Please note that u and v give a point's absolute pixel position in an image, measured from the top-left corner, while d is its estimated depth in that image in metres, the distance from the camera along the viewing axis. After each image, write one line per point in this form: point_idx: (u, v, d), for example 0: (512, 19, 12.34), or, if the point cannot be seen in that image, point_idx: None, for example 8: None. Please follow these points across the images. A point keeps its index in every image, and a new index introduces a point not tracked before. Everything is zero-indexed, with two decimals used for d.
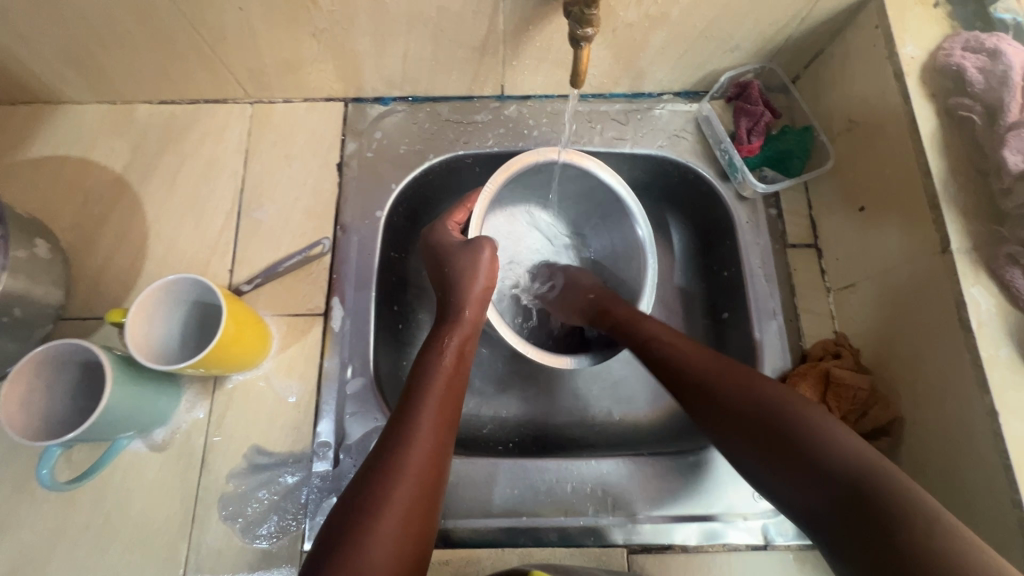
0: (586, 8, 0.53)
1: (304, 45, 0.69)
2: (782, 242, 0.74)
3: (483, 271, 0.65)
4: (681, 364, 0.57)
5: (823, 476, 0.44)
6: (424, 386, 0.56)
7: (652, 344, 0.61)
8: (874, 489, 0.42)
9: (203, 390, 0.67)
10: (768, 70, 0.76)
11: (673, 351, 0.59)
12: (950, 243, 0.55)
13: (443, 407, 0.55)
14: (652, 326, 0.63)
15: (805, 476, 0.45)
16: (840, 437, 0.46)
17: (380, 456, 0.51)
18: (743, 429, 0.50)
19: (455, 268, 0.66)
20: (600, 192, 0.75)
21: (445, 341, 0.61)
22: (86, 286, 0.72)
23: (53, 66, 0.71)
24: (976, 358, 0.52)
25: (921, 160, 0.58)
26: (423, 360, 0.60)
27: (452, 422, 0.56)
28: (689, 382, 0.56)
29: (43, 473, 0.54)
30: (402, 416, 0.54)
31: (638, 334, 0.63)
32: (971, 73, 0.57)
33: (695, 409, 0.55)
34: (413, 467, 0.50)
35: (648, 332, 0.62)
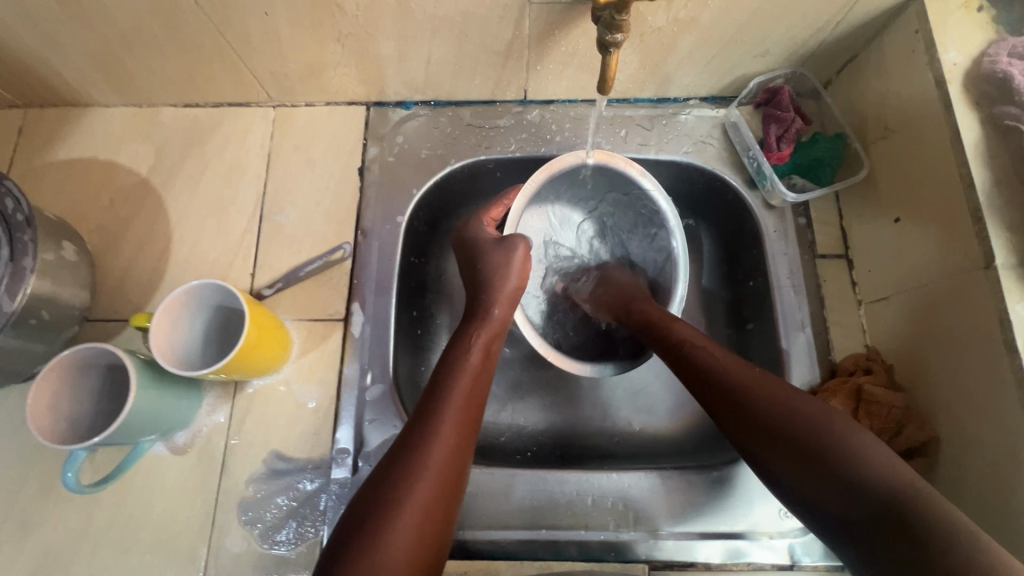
0: (616, 13, 0.52)
1: (328, 49, 0.69)
2: (812, 252, 0.72)
3: (515, 268, 0.66)
4: (710, 370, 0.56)
5: (856, 495, 0.44)
6: (448, 383, 0.56)
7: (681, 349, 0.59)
8: (913, 510, 0.41)
9: (224, 394, 0.68)
10: (799, 75, 0.74)
11: (704, 356, 0.57)
12: (994, 258, 0.52)
13: (467, 403, 0.55)
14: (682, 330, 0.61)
15: (836, 492, 0.45)
16: (876, 453, 0.45)
17: (400, 450, 0.50)
18: (773, 440, 0.50)
19: (486, 264, 0.66)
20: (636, 195, 0.73)
21: (472, 336, 0.60)
22: (110, 288, 0.72)
23: (82, 70, 0.71)
24: (1021, 379, 0.50)
25: (963, 171, 0.56)
26: (448, 354, 0.59)
27: (475, 419, 0.55)
28: (719, 390, 0.54)
29: (68, 477, 0.55)
30: (425, 412, 0.53)
31: (669, 338, 0.61)
32: (1019, 81, 0.55)
33: (721, 417, 0.54)
34: (435, 461, 0.50)
35: (679, 336, 0.60)
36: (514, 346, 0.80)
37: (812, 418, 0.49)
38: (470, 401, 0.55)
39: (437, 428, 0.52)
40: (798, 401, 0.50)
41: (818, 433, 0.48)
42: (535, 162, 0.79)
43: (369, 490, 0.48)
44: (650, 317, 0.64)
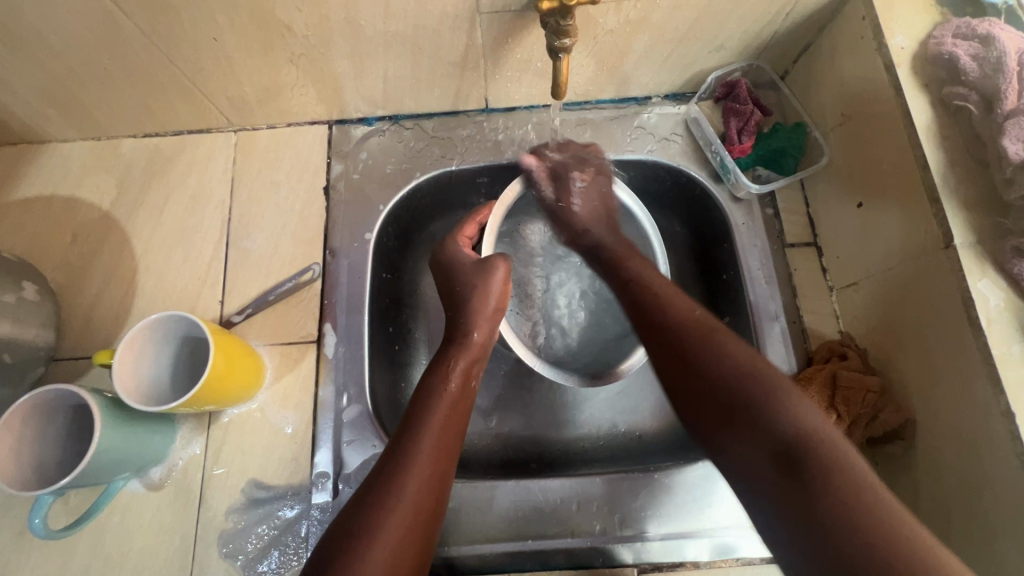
0: (563, 19, 0.53)
1: (283, 71, 0.69)
2: (781, 242, 0.72)
3: (494, 291, 0.64)
4: (650, 301, 0.55)
5: (766, 429, 0.43)
6: (426, 410, 0.55)
7: (630, 286, 0.58)
8: (815, 455, 0.40)
9: (199, 425, 0.66)
10: (756, 68, 0.74)
11: (649, 292, 0.56)
12: (953, 238, 0.53)
13: (444, 431, 0.54)
14: (637, 267, 0.59)
15: (745, 430, 0.44)
16: (798, 404, 0.43)
17: (379, 478, 0.50)
18: (689, 376, 0.49)
19: (466, 288, 0.65)
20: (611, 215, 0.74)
21: (451, 362, 0.60)
22: (76, 325, 0.71)
23: (34, 106, 0.71)
24: (988, 357, 0.50)
25: (918, 153, 0.56)
26: (427, 380, 0.58)
27: (456, 443, 0.55)
28: (653, 327, 0.53)
29: (35, 522, 0.54)
30: (402, 441, 0.53)
31: (623, 273, 0.59)
32: (964, 60, 0.55)
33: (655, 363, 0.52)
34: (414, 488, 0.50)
35: (632, 273, 0.59)
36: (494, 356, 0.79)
37: (745, 373, 0.46)
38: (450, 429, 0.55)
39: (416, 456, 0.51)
40: (738, 350, 0.48)
41: (756, 387, 0.45)
42: (503, 169, 0.78)
43: (350, 519, 0.48)
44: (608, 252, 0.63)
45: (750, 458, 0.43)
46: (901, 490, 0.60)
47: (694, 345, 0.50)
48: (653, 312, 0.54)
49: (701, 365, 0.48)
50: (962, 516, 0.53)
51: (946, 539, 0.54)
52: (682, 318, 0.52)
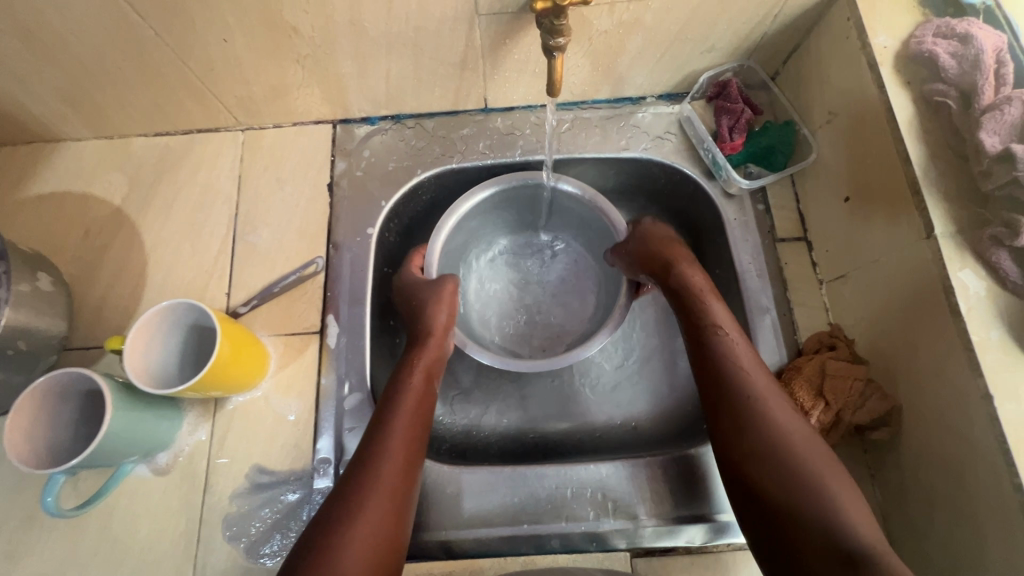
0: (556, 19, 0.55)
1: (290, 71, 0.71)
2: (772, 236, 0.74)
3: (445, 302, 0.67)
4: (724, 361, 0.58)
5: (821, 522, 0.48)
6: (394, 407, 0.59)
7: (705, 338, 0.60)
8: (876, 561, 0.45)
9: (205, 413, 0.68)
10: (746, 68, 0.76)
11: (726, 353, 0.58)
12: (934, 228, 0.55)
13: (406, 427, 0.57)
14: (719, 316, 0.62)
15: (799, 515, 0.49)
16: (855, 505, 0.49)
17: (348, 475, 0.53)
18: (753, 446, 0.53)
19: (416, 301, 0.67)
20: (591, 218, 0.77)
21: (414, 361, 0.63)
22: (87, 316, 0.73)
23: (51, 106, 0.74)
24: (967, 342, 0.51)
25: (900, 147, 0.58)
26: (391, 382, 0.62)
27: (423, 436, 0.58)
28: (723, 389, 0.57)
29: (48, 501, 0.56)
30: (372, 437, 0.56)
31: (704, 320, 0.61)
32: (944, 58, 0.57)
33: (719, 420, 0.56)
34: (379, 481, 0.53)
35: (711, 322, 0.61)
36: None
37: (808, 461, 0.51)
38: (414, 422, 0.58)
39: (381, 452, 0.55)
40: (795, 432, 0.53)
41: (813, 476, 0.50)
42: (501, 167, 0.80)
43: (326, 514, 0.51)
44: (688, 292, 0.65)
45: (807, 540, 0.48)
46: (889, 476, 0.61)
47: (765, 418, 0.54)
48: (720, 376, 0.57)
49: (769, 440, 0.53)
50: (945, 498, 0.54)
51: (932, 522, 0.56)
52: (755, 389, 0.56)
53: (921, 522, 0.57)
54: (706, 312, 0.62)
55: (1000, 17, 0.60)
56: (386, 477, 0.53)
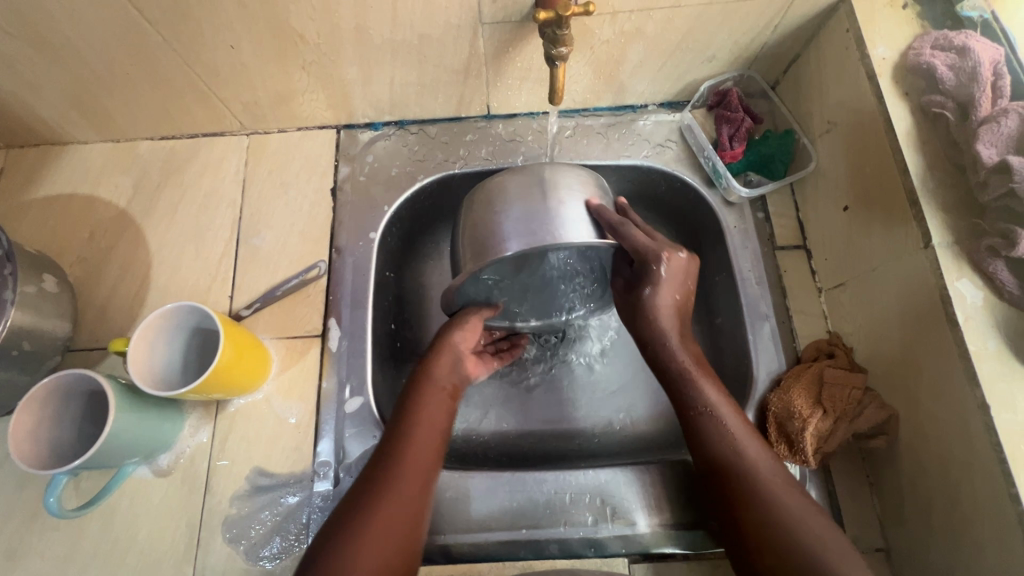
0: (558, 29, 0.56)
1: (295, 77, 0.72)
2: (771, 244, 0.74)
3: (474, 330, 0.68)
4: (715, 434, 0.57)
5: None
6: (408, 421, 0.59)
7: (693, 411, 0.59)
8: None
9: (207, 414, 0.69)
10: (747, 77, 0.77)
11: (716, 427, 0.57)
12: (931, 238, 0.55)
13: (423, 450, 0.57)
14: (711, 391, 0.59)
15: None
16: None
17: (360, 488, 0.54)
18: (746, 520, 0.52)
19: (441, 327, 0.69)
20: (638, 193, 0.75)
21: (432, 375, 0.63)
22: (91, 317, 0.74)
23: (59, 109, 0.74)
24: (965, 352, 0.52)
25: (898, 158, 0.59)
26: (412, 396, 0.61)
27: (437, 460, 0.58)
28: (713, 464, 0.56)
29: (50, 502, 0.56)
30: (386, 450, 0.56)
31: (692, 397, 0.59)
32: (942, 70, 0.58)
33: (712, 492, 0.56)
34: (393, 506, 0.52)
35: (699, 398, 0.59)
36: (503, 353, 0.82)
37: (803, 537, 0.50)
38: (431, 447, 0.58)
39: (400, 474, 0.54)
40: (790, 505, 0.51)
41: (810, 549, 0.49)
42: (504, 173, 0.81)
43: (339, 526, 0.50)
44: (674, 364, 0.61)
45: None
46: (887, 485, 0.61)
47: (759, 494, 0.53)
48: (708, 452, 0.56)
49: (762, 516, 0.52)
50: (942, 508, 0.54)
51: (931, 531, 0.56)
52: (752, 470, 0.54)
53: (918, 531, 0.57)
54: (691, 388, 0.60)
55: (997, 30, 0.61)
56: (397, 507, 0.52)
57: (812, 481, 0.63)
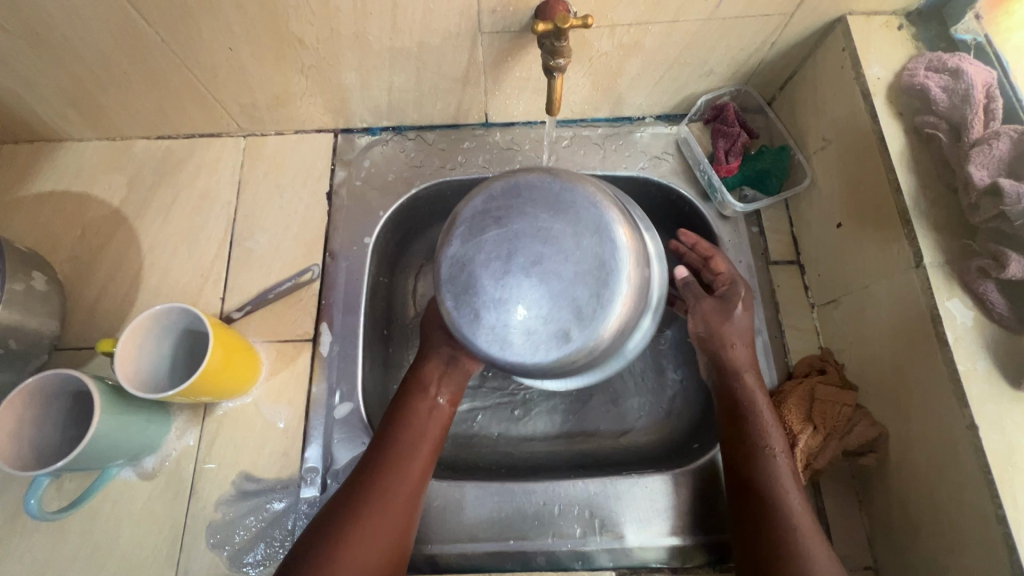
0: (557, 40, 0.56)
1: (293, 80, 0.72)
2: (765, 258, 0.74)
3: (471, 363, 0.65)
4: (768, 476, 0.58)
5: None
6: (403, 430, 0.61)
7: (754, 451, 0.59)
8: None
9: (194, 417, 0.68)
10: (744, 92, 0.78)
11: (773, 471, 0.58)
12: (922, 257, 0.56)
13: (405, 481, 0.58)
14: (776, 435, 0.60)
15: None
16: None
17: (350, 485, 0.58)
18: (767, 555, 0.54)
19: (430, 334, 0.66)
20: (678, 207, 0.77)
21: (431, 387, 0.64)
22: (80, 317, 0.73)
23: (55, 106, 0.74)
24: (954, 372, 0.52)
25: (891, 177, 0.59)
26: (406, 402, 0.63)
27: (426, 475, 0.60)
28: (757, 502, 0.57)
29: (30, 504, 0.55)
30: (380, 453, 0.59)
31: (760, 439, 0.60)
32: (935, 92, 0.59)
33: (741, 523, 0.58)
34: (370, 536, 0.55)
35: (766, 439, 0.60)
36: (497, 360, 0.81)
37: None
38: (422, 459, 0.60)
39: (389, 479, 0.58)
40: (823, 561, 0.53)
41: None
42: None
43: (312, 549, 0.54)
44: (746, 400, 0.62)
45: None
46: (875, 502, 0.61)
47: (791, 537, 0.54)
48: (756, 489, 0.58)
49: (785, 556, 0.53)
50: (930, 528, 0.54)
51: (918, 549, 0.56)
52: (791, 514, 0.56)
53: (906, 550, 0.57)
54: (760, 427, 0.60)
55: (990, 54, 0.62)
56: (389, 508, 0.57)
57: None
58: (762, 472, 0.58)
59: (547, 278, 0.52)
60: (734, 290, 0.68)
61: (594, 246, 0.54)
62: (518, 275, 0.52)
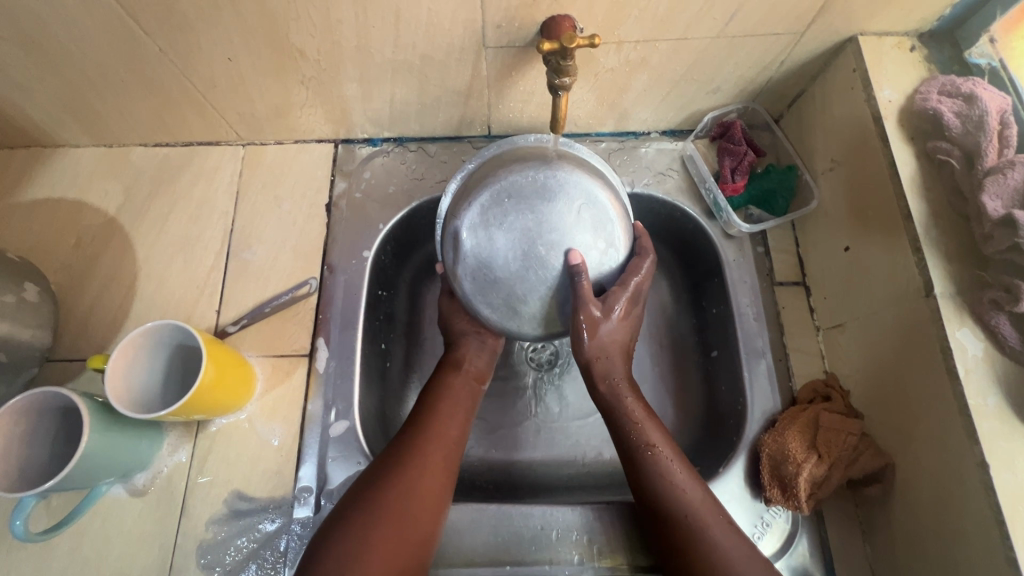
0: (563, 60, 0.55)
1: (294, 91, 0.71)
2: (770, 279, 0.73)
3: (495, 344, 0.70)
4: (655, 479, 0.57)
5: None
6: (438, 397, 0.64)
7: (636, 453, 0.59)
8: None
9: (186, 433, 0.67)
10: (751, 110, 0.76)
11: (659, 471, 0.57)
12: (933, 287, 0.54)
13: (447, 446, 0.60)
14: (654, 437, 0.59)
15: None
16: None
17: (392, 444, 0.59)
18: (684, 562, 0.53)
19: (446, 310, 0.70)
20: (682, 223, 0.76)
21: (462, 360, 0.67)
22: (73, 329, 0.72)
23: (50, 113, 0.73)
24: (964, 407, 0.51)
25: (902, 204, 0.58)
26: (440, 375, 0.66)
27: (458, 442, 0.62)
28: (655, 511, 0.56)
29: (16, 524, 0.54)
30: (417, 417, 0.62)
31: (636, 442, 0.59)
32: (948, 117, 0.58)
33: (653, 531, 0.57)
34: (415, 485, 0.56)
35: (642, 441, 0.59)
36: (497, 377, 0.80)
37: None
38: (456, 421, 0.63)
39: (429, 434, 0.60)
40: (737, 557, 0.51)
41: None
42: None
43: (361, 503, 0.54)
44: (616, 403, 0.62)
45: None
46: (879, 535, 0.60)
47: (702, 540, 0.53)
48: (649, 495, 0.57)
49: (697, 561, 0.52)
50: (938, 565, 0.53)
51: None
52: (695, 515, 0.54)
53: None
54: (637, 430, 0.60)
55: (1004, 78, 0.61)
56: (432, 459, 0.58)
57: (803, 528, 0.62)
58: (647, 475, 0.57)
59: (554, 248, 0.59)
60: (611, 297, 0.60)
61: (578, 204, 0.60)
62: (528, 251, 0.59)
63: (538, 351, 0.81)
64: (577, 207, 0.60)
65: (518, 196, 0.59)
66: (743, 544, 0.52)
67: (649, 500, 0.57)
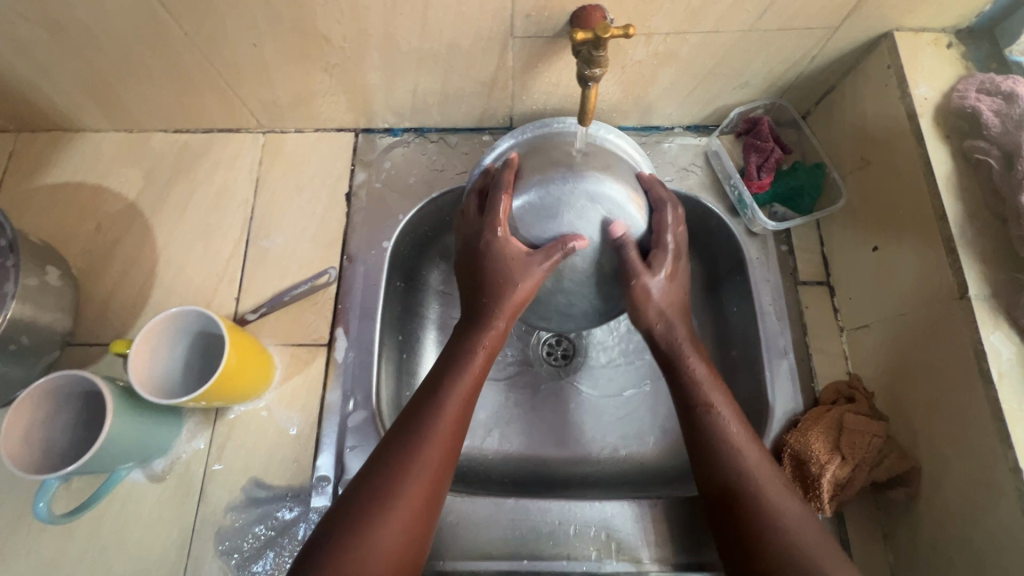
0: (594, 50, 0.53)
1: (317, 78, 0.70)
2: (793, 278, 0.72)
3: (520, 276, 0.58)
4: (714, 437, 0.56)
5: None
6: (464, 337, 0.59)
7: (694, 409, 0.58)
8: None
9: (205, 420, 0.67)
10: (778, 106, 0.75)
11: (718, 427, 0.56)
12: (968, 289, 0.53)
13: (439, 442, 0.52)
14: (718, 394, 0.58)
15: None
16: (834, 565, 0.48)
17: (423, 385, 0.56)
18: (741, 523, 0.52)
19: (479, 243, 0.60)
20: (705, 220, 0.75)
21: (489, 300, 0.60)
22: (92, 313, 0.72)
23: (73, 97, 0.73)
24: (997, 412, 0.50)
25: (937, 203, 0.57)
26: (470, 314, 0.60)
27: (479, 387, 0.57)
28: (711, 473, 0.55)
29: (39, 506, 0.54)
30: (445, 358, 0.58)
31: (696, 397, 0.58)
32: (987, 116, 0.56)
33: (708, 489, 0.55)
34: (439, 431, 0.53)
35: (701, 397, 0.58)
36: (513, 372, 0.79)
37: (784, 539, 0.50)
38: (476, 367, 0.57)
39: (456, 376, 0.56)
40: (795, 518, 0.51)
41: (799, 547, 0.49)
42: None
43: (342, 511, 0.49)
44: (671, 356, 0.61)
45: None
46: (902, 538, 0.59)
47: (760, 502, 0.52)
48: (705, 454, 0.56)
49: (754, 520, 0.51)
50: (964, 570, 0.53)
51: None
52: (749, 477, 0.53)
53: None
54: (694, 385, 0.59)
55: None
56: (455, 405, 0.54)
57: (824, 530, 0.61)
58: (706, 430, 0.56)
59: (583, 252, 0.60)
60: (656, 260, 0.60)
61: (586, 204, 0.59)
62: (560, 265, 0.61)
63: (553, 346, 0.81)
64: (588, 205, 0.59)
65: (535, 220, 0.60)
66: (801, 511, 0.52)
67: (703, 459, 0.56)
